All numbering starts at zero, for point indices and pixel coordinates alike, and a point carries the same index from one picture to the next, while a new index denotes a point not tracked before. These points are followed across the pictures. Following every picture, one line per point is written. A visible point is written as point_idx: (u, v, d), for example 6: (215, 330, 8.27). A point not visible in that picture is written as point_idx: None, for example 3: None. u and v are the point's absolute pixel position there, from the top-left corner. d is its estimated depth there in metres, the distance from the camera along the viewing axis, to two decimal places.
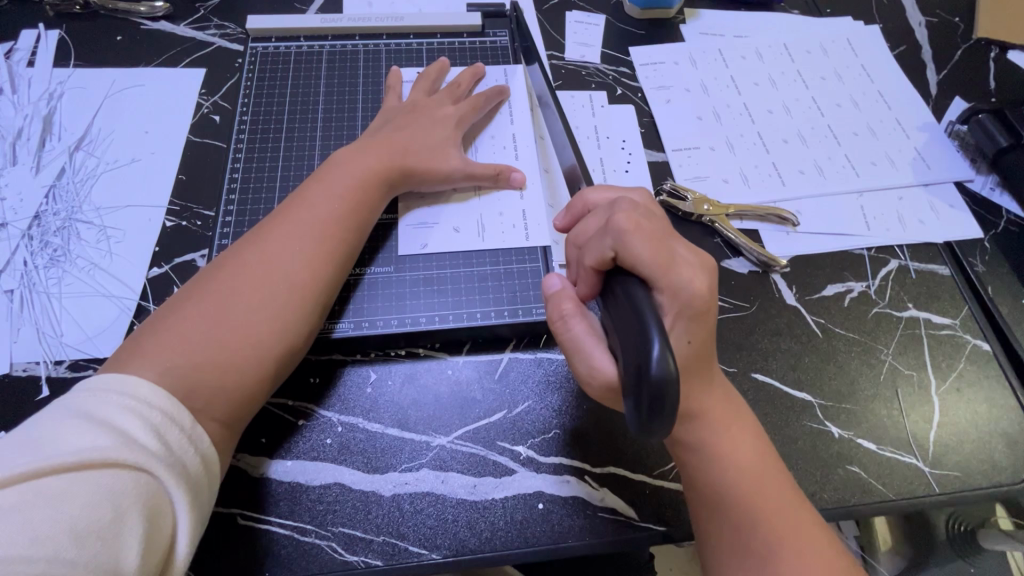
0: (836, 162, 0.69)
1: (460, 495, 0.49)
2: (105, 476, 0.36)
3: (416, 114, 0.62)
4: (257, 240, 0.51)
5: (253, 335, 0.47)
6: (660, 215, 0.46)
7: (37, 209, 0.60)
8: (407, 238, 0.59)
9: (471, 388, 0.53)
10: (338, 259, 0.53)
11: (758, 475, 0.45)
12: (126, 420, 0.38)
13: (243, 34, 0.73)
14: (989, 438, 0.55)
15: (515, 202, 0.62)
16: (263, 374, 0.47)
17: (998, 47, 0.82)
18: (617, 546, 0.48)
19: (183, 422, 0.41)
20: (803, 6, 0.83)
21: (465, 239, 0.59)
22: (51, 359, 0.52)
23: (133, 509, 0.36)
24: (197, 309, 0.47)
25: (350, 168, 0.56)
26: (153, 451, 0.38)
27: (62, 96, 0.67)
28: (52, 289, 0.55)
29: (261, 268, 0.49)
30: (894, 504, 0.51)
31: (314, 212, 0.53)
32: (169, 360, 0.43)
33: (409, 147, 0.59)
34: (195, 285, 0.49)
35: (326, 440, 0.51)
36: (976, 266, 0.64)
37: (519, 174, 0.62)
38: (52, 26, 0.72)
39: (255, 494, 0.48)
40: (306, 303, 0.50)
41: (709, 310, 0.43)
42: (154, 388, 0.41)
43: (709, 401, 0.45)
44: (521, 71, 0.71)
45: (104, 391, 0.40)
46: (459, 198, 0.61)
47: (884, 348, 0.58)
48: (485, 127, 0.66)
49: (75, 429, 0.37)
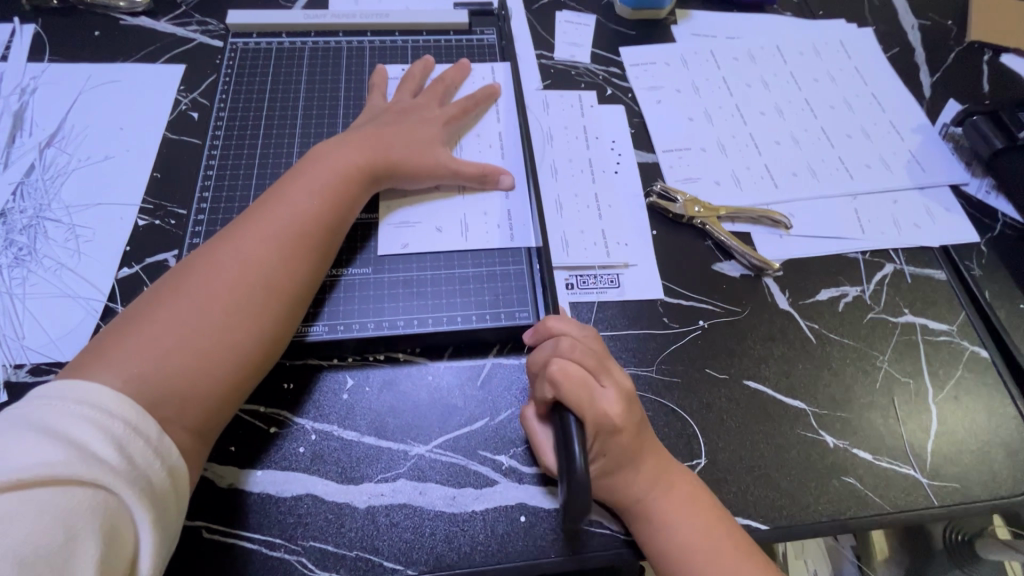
0: (829, 164, 0.67)
1: (439, 507, 0.47)
2: (59, 496, 0.34)
3: (400, 114, 0.60)
4: (233, 239, 0.49)
5: (227, 339, 0.45)
6: (599, 346, 0.49)
7: (3, 206, 0.57)
8: (388, 238, 0.57)
9: (453, 394, 0.51)
10: (317, 257, 0.51)
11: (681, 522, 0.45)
12: (85, 432, 0.36)
13: (224, 30, 0.72)
14: (988, 448, 0.53)
15: (500, 202, 0.60)
16: (239, 377, 0.45)
17: (991, 50, 0.81)
18: (602, 560, 0.46)
19: (149, 434, 0.39)
20: (795, 8, 0.82)
21: (447, 239, 0.57)
22: (11, 363, 0.50)
23: (86, 531, 0.34)
24: (169, 313, 0.44)
25: (328, 163, 0.54)
26: (114, 466, 0.36)
27: (35, 91, 0.65)
28: (15, 289, 0.53)
29: (238, 269, 0.47)
30: (891, 517, 0.49)
31: (291, 208, 0.51)
32: (136, 367, 0.41)
33: (392, 144, 0.57)
34: (167, 286, 0.46)
35: (299, 449, 0.48)
36: (973, 270, 0.63)
37: (508, 176, 0.60)
38: (27, 19, 0.70)
39: (222, 506, 0.46)
40: (284, 304, 0.48)
41: (625, 433, 0.45)
42: (119, 397, 0.39)
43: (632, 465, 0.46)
44: (509, 70, 0.69)
45: (62, 400, 0.37)
46: (442, 197, 0.60)
47: (880, 355, 0.57)
48: (470, 125, 0.64)
49: (30, 442, 0.34)
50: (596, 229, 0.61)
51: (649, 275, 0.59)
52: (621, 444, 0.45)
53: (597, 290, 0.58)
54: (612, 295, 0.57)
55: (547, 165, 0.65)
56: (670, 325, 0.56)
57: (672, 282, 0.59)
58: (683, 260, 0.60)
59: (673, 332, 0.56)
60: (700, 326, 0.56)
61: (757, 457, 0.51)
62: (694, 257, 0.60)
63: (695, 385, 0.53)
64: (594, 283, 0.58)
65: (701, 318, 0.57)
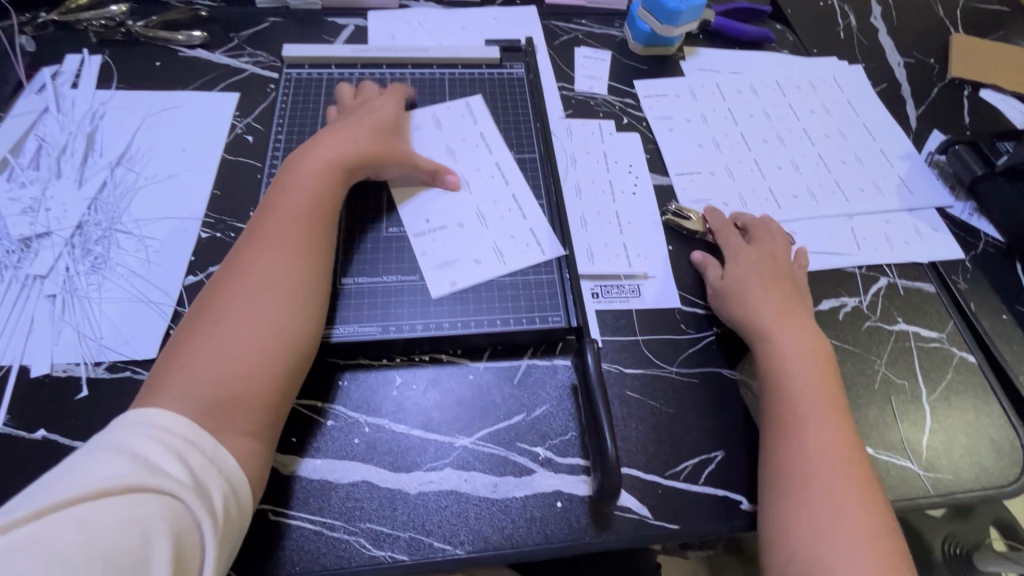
0: (827, 187, 0.74)
1: (482, 493, 0.51)
2: (128, 499, 0.37)
3: (352, 114, 0.65)
4: (243, 254, 0.53)
5: (266, 339, 0.48)
6: (766, 226, 0.67)
7: (79, 219, 0.63)
8: (437, 280, 0.60)
9: (492, 392, 0.56)
10: (321, 249, 0.55)
11: (805, 366, 0.55)
12: (147, 447, 0.40)
13: (275, 62, 0.79)
14: (977, 443, 0.58)
15: (520, 225, 0.65)
16: (288, 366, 0.49)
17: (971, 86, 0.89)
18: (631, 542, 0.50)
19: (205, 446, 0.42)
20: (792, 47, 0.90)
21: (489, 266, 0.62)
22: (91, 360, 0.55)
23: (159, 531, 0.37)
24: (202, 336, 0.48)
25: (308, 167, 0.58)
26: (172, 473, 0.39)
27: (104, 116, 0.71)
28: (92, 294, 0.58)
29: (251, 278, 0.51)
30: (892, 505, 0.54)
31: (286, 216, 0.55)
32: (190, 389, 0.45)
33: (357, 139, 0.62)
34: (196, 315, 0.50)
35: (354, 440, 0.53)
36: (959, 284, 0.69)
37: (454, 176, 0.67)
38: (95, 51, 0.77)
39: (286, 491, 0.50)
40: (304, 295, 0.52)
41: (760, 260, 0.63)
42: (174, 416, 0.43)
43: (772, 295, 0.60)
44: (476, 100, 0.74)
45: (127, 425, 0.42)
46: (466, 229, 0.64)
47: (877, 359, 0.62)
48: (467, 161, 0.69)
49: (101, 460, 0.39)
50: (618, 243, 0.67)
51: (666, 287, 0.64)
52: (757, 264, 0.63)
53: (621, 299, 0.63)
54: (634, 303, 0.63)
55: (571, 185, 0.71)
56: (687, 330, 0.62)
57: (687, 292, 0.65)
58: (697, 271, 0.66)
59: (689, 337, 0.61)
60: (714, 331, 0.62)
61: None
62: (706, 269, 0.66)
63: (712, 384, 0.59)
64: (618, 292, 0.64)
65: (715, 324, 0.63)
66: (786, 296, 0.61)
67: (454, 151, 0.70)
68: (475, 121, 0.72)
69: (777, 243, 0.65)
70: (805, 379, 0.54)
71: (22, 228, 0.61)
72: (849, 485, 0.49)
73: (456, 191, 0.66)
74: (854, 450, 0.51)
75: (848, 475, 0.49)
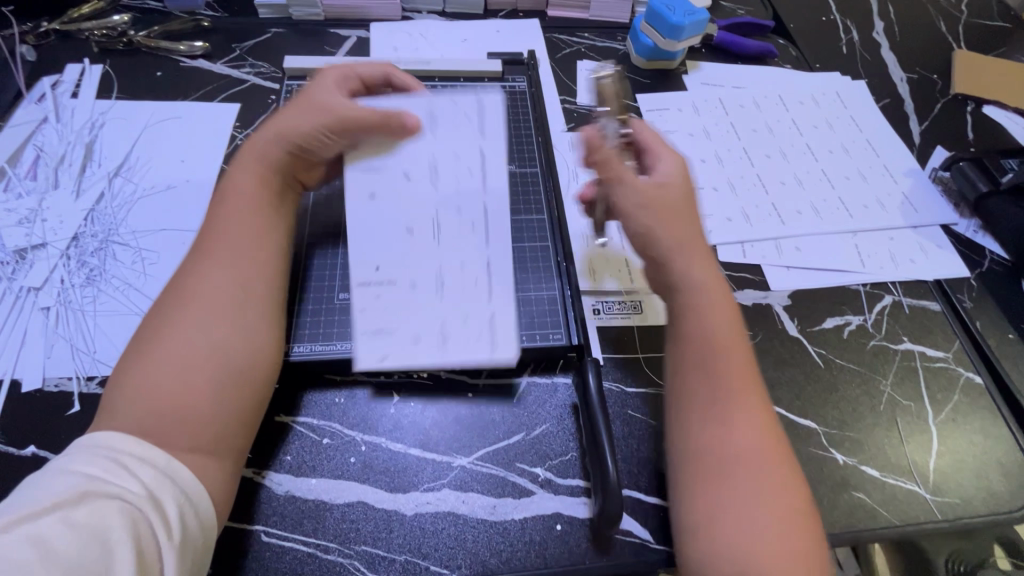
0: (830, 204, 0.73)
1: (481, 515, 0.50)
2: (82, 510, 0.35)
3: (298, 97, 0.57)
4: (194, 264, 0.50)
5: (216, 352, 0.45)
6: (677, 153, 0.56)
7: (75, 230, 0.62)
8: (361, 349, 0.49)
9: (491, 409, 0.55)
10: (263, 255, 0.51)
11: (727, 349, 0.49)
12: (95, 465, 0.38)
13: (276, 73, 0.78)
14: (985, 467, 0.57)
15: (479, 304, 0.52)
16: (242, 377, 0.46)
17: (974, 102, 0.89)
18: (634, 568, 0.49)
19: (156, 459, 0.40)
20: (794, 62, 0.90)
21: (425, 347, 0.50)
22: (84, 375, 0.54)
23: (117, 537, 0.35)
24: (151, 353, 0.45)
25: (246, 172, 0.55)
26: (127, 486, 0.38)
27: (104, 126, 0.71)
28: (87, 307, 0.57)
29: (199, 288, 0.48)
30: (899, 530, 0.53)
31: (233, 221, 0.52)
32: (131, 417, 0.42)
33: (297, 122, 0.55)
34: (147, 329, 0.47)
35: (350, 459, 0.52)
36: (965, 302, 0.68)
37: (411, 116, 0.55)
38: (96, 61, 0.77)
39: (280, 511, 0.49)
40: (248, 301, 0.49)
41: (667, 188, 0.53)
42: (125, 437, 0.40)
43: (699, 258, 0.52)
44: (491, 97, 0.57)
45: (75, 448, 0.40)
46: (415, 291, 0.52)
47: (883, 380, 0.61)
48: (449, 183, 0.55)
49: (50, 481, 0.37)
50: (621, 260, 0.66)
51: None
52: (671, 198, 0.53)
53: (622, 316, 0.62)
54: (635, 320, 0.62)
55: (572, 200, 0.70)
56: None
57: None
58: None
59: None
60: None
61: None
62: None
63: None
64: (620, 309, 0.63)
65: None
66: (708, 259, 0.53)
67: (438, 167, 0.55)
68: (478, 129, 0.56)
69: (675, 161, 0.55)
70: (725, 363, 0.48)
71: (17, 239, 0.61)
72: (768, 474, 0.44)
73: (426, 232, 0.54)
74: (774, 431, 0.47)
75: (767, 460, 0.45)
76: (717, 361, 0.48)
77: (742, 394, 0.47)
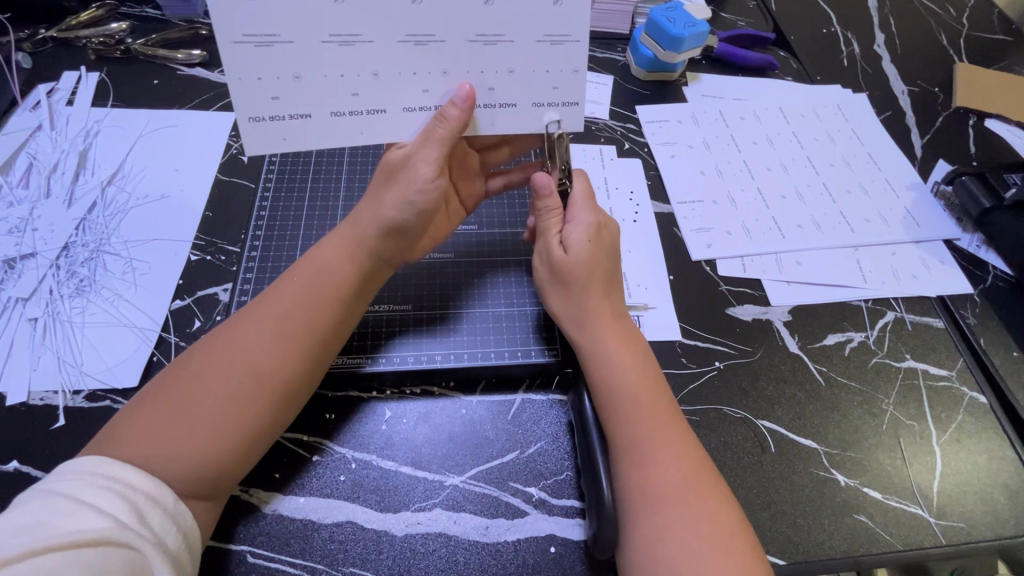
0: (831, 218, 0.72)
1: (473, 537, 0.49)
2: (95, 554, 0.36)
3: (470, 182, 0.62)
4: (238, 321, 0.49)
5: (227, 417, 0.44)
6: (600, 230, 0.57)
7: (66, 240, 0.61)
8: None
9: (485, 427, 0.54)
10: (310, 339, 0.49)
11: (637, 380, 0.51)
12: (108, 503, 0.38)
13: None
14: (989, 489, 0.56)
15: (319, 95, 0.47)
16: (245, 444, 0.45)
17: (976, 115, 0.88)
18: None
19: (165, 501, 0.41)
20: (795, 74, 0.90)
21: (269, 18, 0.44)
22: (69, 389, 0.53)
23: None
24: (170, 397, 0.44)
25: (336, 249, 0.52)
26: (139, 531, 0.38)
27: (99, 134, 0.70)
28: (75, 318, 0.57)
29: (235, 351, 0.47)
30: (902, 556, 0.52)
31: (290, 292, 0.50)
32: (133, 446, 0.42)
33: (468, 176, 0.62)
34: (178, 368, 0.47)
35: (339, 477, 0.51)
36: (968, 318, 0.67)
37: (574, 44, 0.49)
38: (93, 68, 0.76)
39: (266, 530, 0.48)
40: (276, 379, 0.47)
41: (592, 272, 0.55)
42: (137, 471, 0.40)
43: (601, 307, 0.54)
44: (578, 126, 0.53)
45: (85, 474, 0.39)
46: (309, 39, 0.45)
47: (885, 398, 0.60)
48: (447, 59, 0.48)
49: (66, 510, 0.37)
50: None
51: (667, 318, 0.63)
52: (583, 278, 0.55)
53: None
54: None
55: None
56: (688, 365, 0.60)
57: (687, 323, 0.63)
58: (662, 294, 0.65)
59: (691, 372, 0.59)
60: (716, 366, 0.60)
61: (771, 494, 0.53)
62: (708, 301, 0.65)
63: (714, 423, 0.56)
64: None
65: (717, 358, 0.61)
66: (610, 315, 0.54)
67: (476, 47, 0.48)
68: (541, 110, 0.51)
69: (581, 225, 0.56)
70: (645, 398, 0.50)
71: (7, 248, 0.60)
72: (694, 497, 0.46)
73: (390, 44, 0.46)
74: (699, 463, 0.48)
75: (693, 486, 0.46)
76: (640, 400, 0.50)
77: (662, 428, 0.49)
